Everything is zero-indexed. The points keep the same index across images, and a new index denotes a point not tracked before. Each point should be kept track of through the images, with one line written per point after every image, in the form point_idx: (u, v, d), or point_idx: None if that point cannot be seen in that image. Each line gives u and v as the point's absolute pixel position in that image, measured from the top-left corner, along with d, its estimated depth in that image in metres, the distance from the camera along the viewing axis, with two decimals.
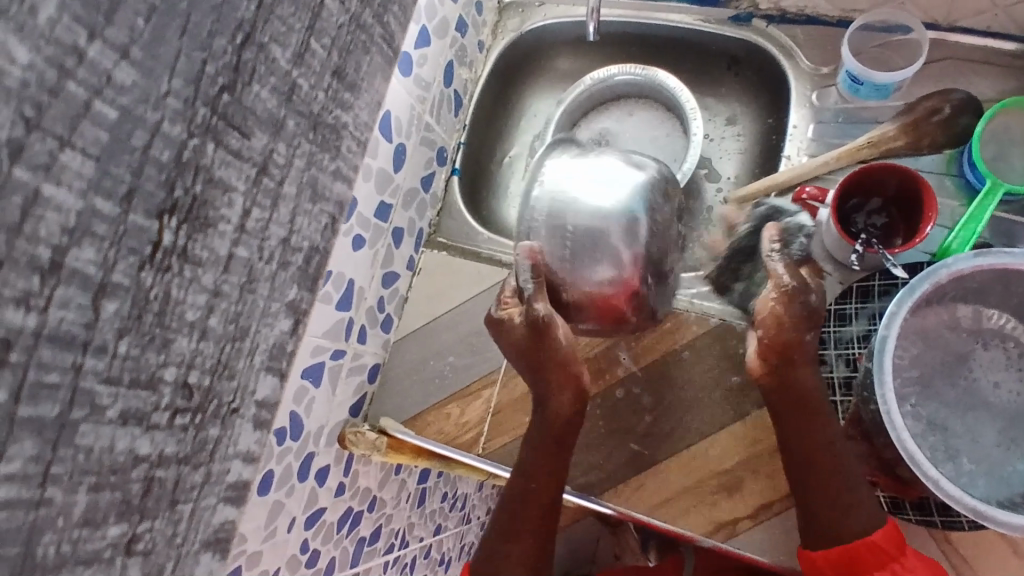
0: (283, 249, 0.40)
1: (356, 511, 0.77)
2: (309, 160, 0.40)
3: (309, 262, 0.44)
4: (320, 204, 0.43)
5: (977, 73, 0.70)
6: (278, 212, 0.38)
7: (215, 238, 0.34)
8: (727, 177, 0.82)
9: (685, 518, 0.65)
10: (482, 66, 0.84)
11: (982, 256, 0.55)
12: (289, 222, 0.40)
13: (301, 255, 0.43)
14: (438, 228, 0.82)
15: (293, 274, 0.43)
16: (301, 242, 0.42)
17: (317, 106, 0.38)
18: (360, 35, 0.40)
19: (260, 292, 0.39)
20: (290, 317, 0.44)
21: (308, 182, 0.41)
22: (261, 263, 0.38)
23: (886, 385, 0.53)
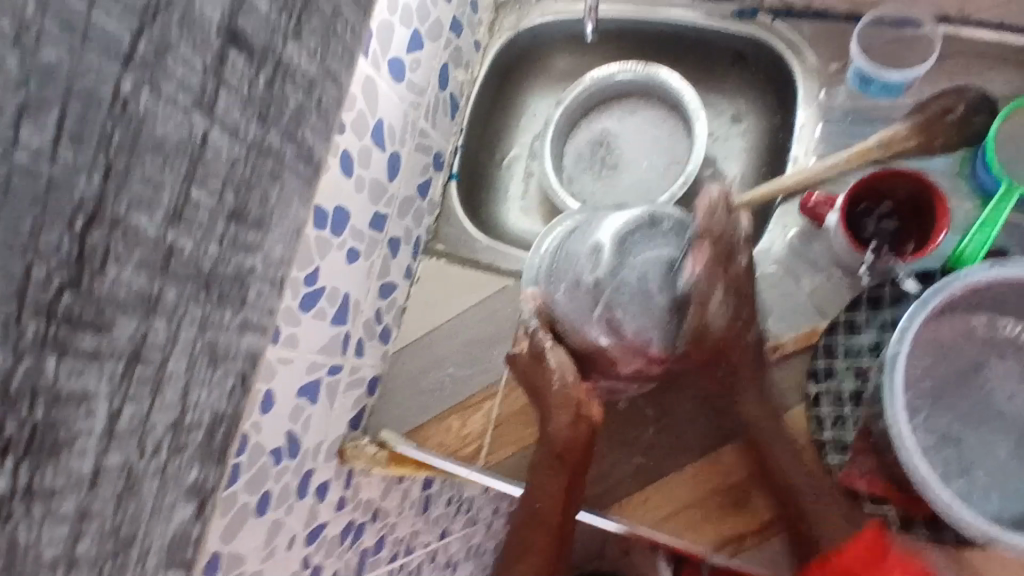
0: (172, 435, 0.33)
1: (359, 522, 0.76)
2: (201, 326, 0.33)
3: (210, 435, 0.37)
4: (224, 368, 0.36)
5: (994, 68, 0.67)
6: (162, 397, 0.32)
7: (87, 386, 0.28)
8: (733, 177, 0.79)
9: (689, 532, 0.63)
10: (478, 67, 0.82)
11: (996, 267, 0.53)
12: (180, 402, 0.33)
13: (200, 430, 0.36)
14: (437, 234, 0.80)
15: (190, 455, 0.35)
16: (199, 417, 0.35)
17: (208, 263, 0.33)
18: (266, 161, 0.35)
19: (144, 492, 0.32)
20: (189, 504, 0.36)
21: (203, 350, 0.34)
22: (142, 463, 0.32)
23: (897, 403, 0.51)
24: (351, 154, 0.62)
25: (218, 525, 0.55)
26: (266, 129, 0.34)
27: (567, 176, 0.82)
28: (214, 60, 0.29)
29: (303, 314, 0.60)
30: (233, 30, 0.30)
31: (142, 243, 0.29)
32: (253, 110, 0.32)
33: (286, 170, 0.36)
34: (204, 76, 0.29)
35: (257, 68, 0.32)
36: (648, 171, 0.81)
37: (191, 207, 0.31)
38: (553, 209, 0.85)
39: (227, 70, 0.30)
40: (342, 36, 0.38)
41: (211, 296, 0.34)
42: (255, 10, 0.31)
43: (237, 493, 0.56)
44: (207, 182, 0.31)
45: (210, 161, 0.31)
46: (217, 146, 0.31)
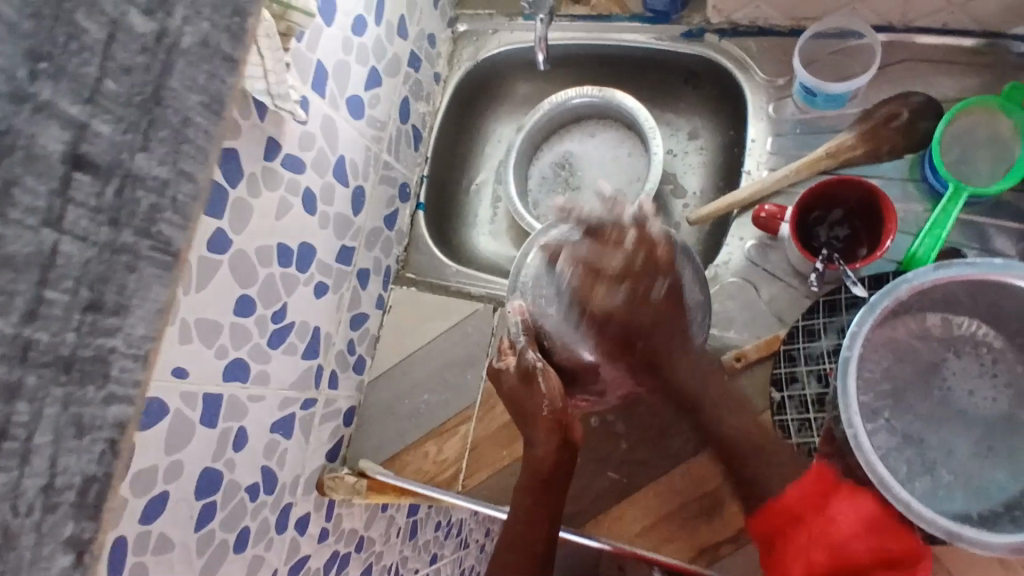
0: (43, 498, 0.31)
1: (343, 553, 0.76)
2: (63, 403, 0.31)
3: (84, 493, 0.32)
4: (92, 436, 0.32)
5: (935, 74, 0.69)
6: (32, 467, 0.30)
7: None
8: (693, 192, 0.81)
9: (666, 546, 0.64)
10: (439, 98, 0.84)
11: (942, 269, 0.55)
12: (49, 469, 0.31)
13: (75, 490, 0.32)
14: (407, 263, 0.82)
15: (65, 514, 0.31)
16: (71, 479, 0.31)
17: (67, 349, 0.31)
18: (121, 258, 0.32)
19: (23, 548, 0.30)
20: (71, 554, 0.32)
21: (70, 422, 0.31)
22: (18, 522, 0.30)
23: (851, 406, 0.52)
24: (312, 192, 0.63)
25: (195, 564, 0.55)
26: (117, 230, 0.32)
27: (532, 199, 0.84)
28: (59, 182, 0.30)
29: (272, 350, 0.61)
30: (77, 154, 0.30)
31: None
32: (103, 216, 0.31)
33: (142, 260, 0.33)
34: (50, 196, 0.30)
35: (106, 181, 0.31)
36: (611, 189, 0.83)
37: (46, 305, 0.30)
38: (521, 231, 0.87)
39: (74, 187, 0.30)
40: (195, 138, 0.34)
41: (72, 376, 0.31)
42: (98, 136, 0.31)
43: (213, 531, 0.57)
44: (60, 282, 0.30)
45: (63, 264, 0.30)
46: (68, 252, 0.30)
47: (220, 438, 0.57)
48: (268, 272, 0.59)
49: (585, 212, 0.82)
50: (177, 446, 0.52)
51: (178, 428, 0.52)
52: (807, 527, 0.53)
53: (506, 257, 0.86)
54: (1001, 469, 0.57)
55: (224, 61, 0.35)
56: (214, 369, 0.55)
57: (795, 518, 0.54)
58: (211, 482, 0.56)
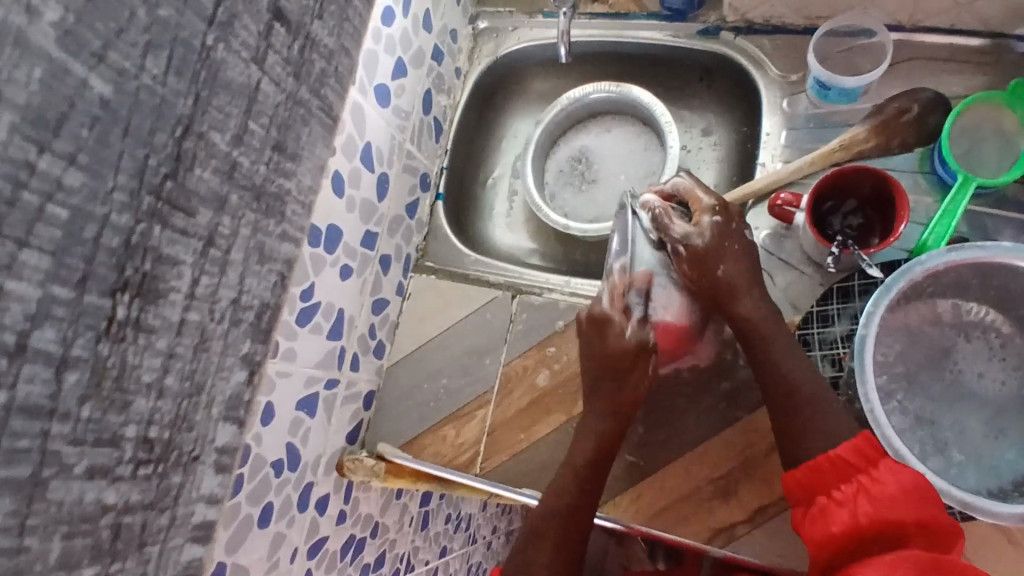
0: (233, 310, 0.42)
1: (359, 537, 0.77)
2: (254, 229, 0.42)
3: (259, 317, 0.46)
4: (269, 265, 0.45)
5: (944, 71, 0.71)
6: (226, 277, 0.40)
7: (179, 253, 0.36)
8: (707, 186, 0.83)
9: (682, 526, 0.65)
10: (459, 92, 0.86)
11: (954, 251, 0.56)
12: (238, 286, 0.42)
13: (252, 311, 0.44)
14: (426, 252, 0.83)
15: (245, 330, 0.44)
16: (252, 300, 0.44)
17: (259, 179, 0.41)
18: (298, 110, 0.42)
19: (213, 352, 0.41)
20: (243, 368, 0.46)
21: (253, 248, 0.42)
22: (214, 324, 0.40)
23: (869, 383, 0.54)
24: (341, 175, 0.65)
25: (222, 535, 0.56)
26: (298, 85, 0.41)
27: (549, 192, 0.86)
28: (264, 27, 0.37)
29: (299, 328, 0.63)
30: (278, 7, 0.37)
31: (215, 153, 0.37)
32: (290, 68, 0.40)
33: (313, 115, 0.44)
34: (258, 40, 0.37)
35: (294, 38, 0.39)
36: (626, 183, 0.85)
37: (246, 134, 0.38)
38: (537, 224, 0.89)
39: (273, 35, 0.38)
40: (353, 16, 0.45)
41: (259, 207, 0.42)
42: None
43: (240, 504, 0.58)
44: (259, 117, 0.39)
45: (262, 100, 0.39)
46: (266, 93, 0.39)
47: (249, 412, 0.58)
48: (298, 250, 0.61)
49: (601, 204, 0.84)
50: None
51: None
52: (858, 483, 0.51)
53: (523, 248, 0.88)
54: (1010, 449, 0.58)
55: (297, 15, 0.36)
56: None
57: (851, 471, 0.52)
58: (240, 454, 0.57)
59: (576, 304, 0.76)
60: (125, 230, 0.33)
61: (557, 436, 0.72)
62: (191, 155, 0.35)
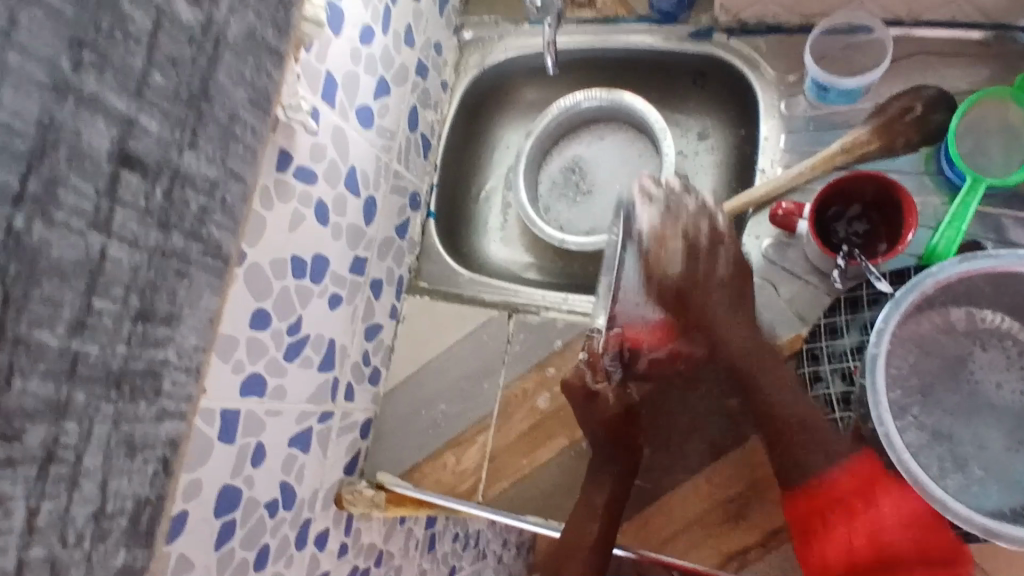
0: (94, 525, 0.35)
1: (363, 568, 0.75)
2: (114, 421, 0.35)
3: (134, 520, 0.38)
4: (143, 458, 0.38)
5: (948, 65, 0.68)
6: (79, 492, 0.34)
7: (5, 488, 0.30)
8: (706, 193, 0.80)
9: (693, 552, 0.63)
10: (447, 106, 0.84)
11: (966, 262, 0.53)
12: (99, 494, 0.35)
13: (121, 517, 0.37)
14: (419, 273, 0.81)
15: (116, 539, 0.37)
16: (121, 504, 0.37)
17: (115, 363, 0.35)
18: (171, 262, 0.37)
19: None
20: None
21: (121, 442, 0.36)
22: (66, 552, 0.34)
23: (882, 405, 0.51)
24: (324, 203, 0.62)
25: None
26: (166, 235, 0.36)
27: (543, 204, 0.84)
28: (106, 183, 0.32)
29: (288, 364, 0.61)
30: (125, 152, 0.33)
31: (43, 355, 0.31)
32: (150, 220, 0.35)
33: (192, 265, 0.38)
34: (98, 200, 0.32)
35: (153, 181, 0.35)
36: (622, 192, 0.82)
37: (93, 315, 0.33)
38: (532, 237, 0.87)
39: (120, 188, 0.33)
40: (242, 139, 0.40)
41: (121, 393, 0.36)
42: (110, 110, 0.32)
43: (233, 551, 0.56)
44: (108, 289, 0.34)
45: (112, 269, 0.33)
46: (115, 257, 0.33)
47: (238, 456, 0.56)
48: (283, 284, 0.59)
49: (596, 215, 0.82)
50: (195, 464, 0.52)
51: (197, 446, 0.52)
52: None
53: (519, 263, 0.86)
54: None
55: (266, 55, 0.40)
56: (229, 384, 0.54)
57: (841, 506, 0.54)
58: (231, 500, 0.55)
59: (575, 323, 0.74)
60: (43, 455, 0.32)
61: (560, 461, 0.70)
62: (14, 365, 0.30)
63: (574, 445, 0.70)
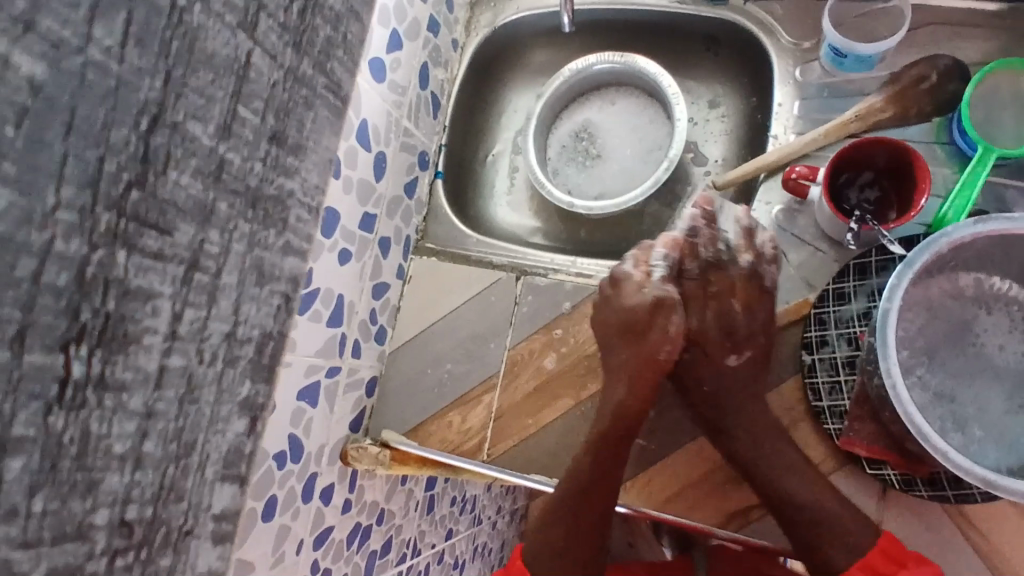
0: (227, 344, 0.36)
1: (365, 525, 0.76)
2: (249, 244, 0.36)
3: (261, 351, 0.39)
4: (270, 287, 0.39)
5: (962, 36, 0.68)
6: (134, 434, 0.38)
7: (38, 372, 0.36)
8: (715, 160, 0.80)
9: (694, 510, 0.64)
10: (457, 65, 0.83)
11: (981, 222, 0.54)
12: None
13: (251, 345, 0.38)
14: (426, 234, 0.81)
15: (244, 368, 0.38)
16: (251, 331, 0.38)
17: (254, 182, 0.35)
18: None
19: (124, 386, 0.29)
20: (245, 417, 0.39)
21: (253, 266, 0.37)
22: (202, 368, 0.35)
23: (891, 358, 0.52)
24: (336, 155, 0.62)
25: (225, 531, 0.55)
26: (257, 14, 0.32)
27: (552, 168, 0.83)
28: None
29: (298, 316, 0.60)
30: None
31: (124, 119, 0.27)
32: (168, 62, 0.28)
33: (318, 96, 0.38)
34: None
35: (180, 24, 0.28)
36: (631, 158, 0.82)
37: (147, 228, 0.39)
38: (540, 201, 0.86)
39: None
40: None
41: (256, 215, 0.36)
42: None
43: (242, 499, 0.56)
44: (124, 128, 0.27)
45: (255, 79, 0.33)
46: (258, 65, 0.33)
47: None
48: None
49: (606, 180, 0.82)
50: None
51: None
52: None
53: (526, 227, 0.86)
54: None
55: None
56: None
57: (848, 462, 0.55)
58: None
59: (582, 286, 0.74)
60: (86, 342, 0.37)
61: (563, 422, 0.70)
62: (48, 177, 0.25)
63: (579, 405, 0.70)
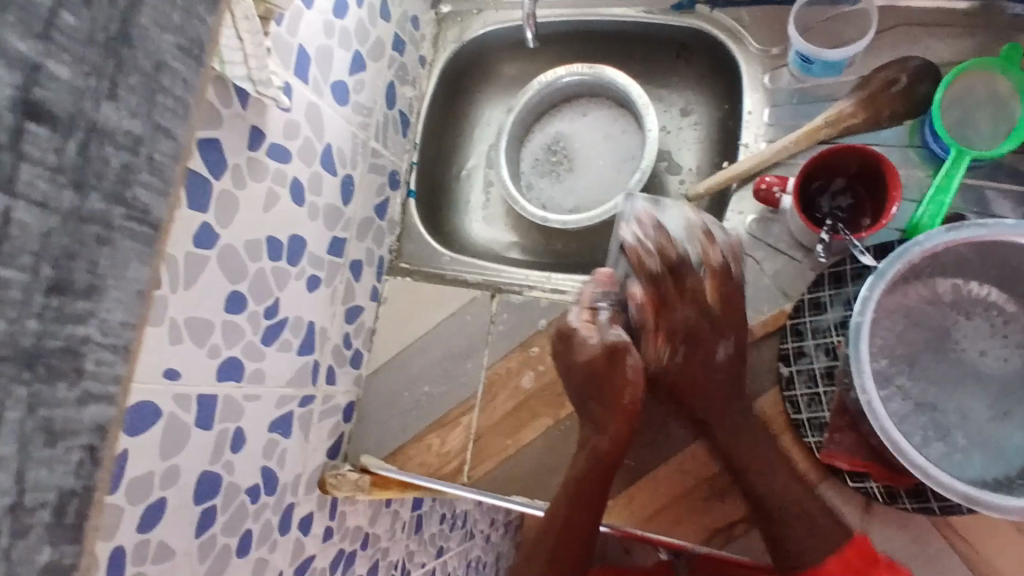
0: None
1: (349, 551, 0.75)
2: (30, 406, 0.32)
3: (59, 514, 0.34)
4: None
5: (930, 37, 0.67)
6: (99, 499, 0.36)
7: None
8: (689, 169, 0.80)
9: (677, 529, 0.64)
10: (425, 82, 0.82)
11: (953, 231, 0.54)
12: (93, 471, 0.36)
13: None
14: (401, 253, 0.80)
15: (38, 536, 0.33)
16: None
17: (29, 340, 0.31)
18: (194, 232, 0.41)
19: None
20: None
21: (38, 429, 0.32)
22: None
23: (865, 372, 0.51)
24: (299, 182, 0.61)
25: (197, 571, 0.54)
26: (82, 197, 0.32)
27: (526, 182, 0.83)
28: (9, 136, 0.28)
29: (266, 347, 0.59)
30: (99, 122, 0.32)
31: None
32: (64, 178, 0.31)
33: (114, 233, 0.34)
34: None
35: (65, 137, 0.31)
36: (605, 169, 0.81)
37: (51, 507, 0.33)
38: (517, 216, 0.85)
39: (26, 141, 0.29)
40: (170, 91, 0.35)
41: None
42: (54, 80, 0.30)
43: (214, 537, 0.55)
44: (13, 258, 0.30)
45: (19, 236, 0.30)
46: (21, 220, 0.30)
47: (217, 441, 0.55)
48: (258, 266, 0.57)
49: (580, 193, 0.81)
50: (172, 451, 0.51)
51: (173, 432, 0.50)
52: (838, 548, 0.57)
53: (502, 242, 0.85)
54: (1014, 431, 0.57)
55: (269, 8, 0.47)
56: (206, 369, 0.53)
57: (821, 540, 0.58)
58: (210, 487, 0.54)
59: (558, 302, 0.73)
60: None
61: (544, 441, 0.70)
62: None
63: (558, 424, 0.70)
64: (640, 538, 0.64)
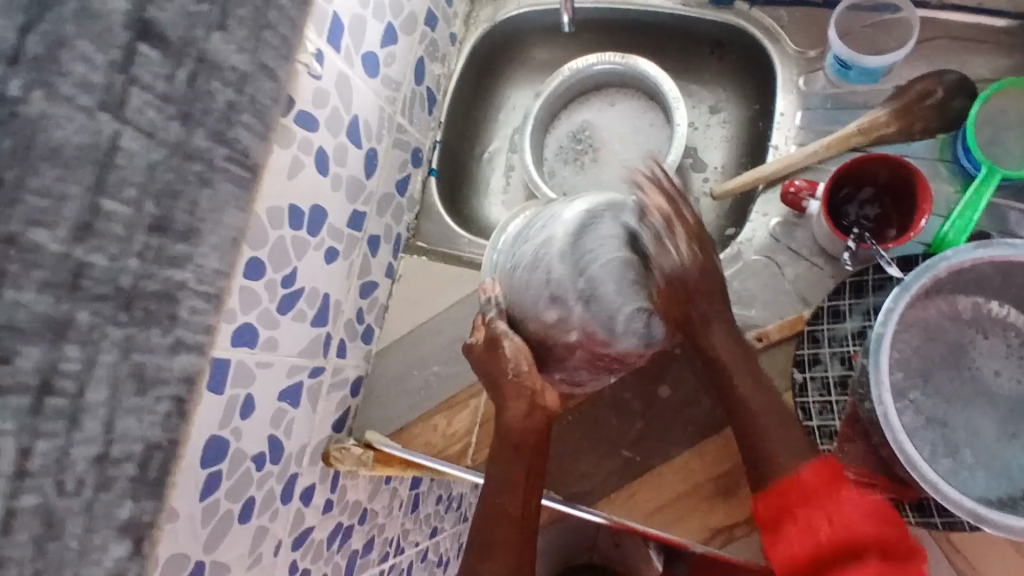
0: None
1: (347, 525, 0.75)
2: (124, 349, 0.34)
3: (144, 467, 0.36)
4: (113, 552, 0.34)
5: (970, 51, 0.66)
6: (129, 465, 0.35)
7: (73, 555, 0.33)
8: (714, 167, 0.79)
9: (679, 526, 0.64)
10: (455, 60, 0.81)
11: (982, 248, 0.53)
12: (106, 433, 0.34)
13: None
14: (418, 232, 0.79)
15: (122, 489, 0.35)
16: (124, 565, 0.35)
17: (127, 280, 0.34)
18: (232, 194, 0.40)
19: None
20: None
21: (130, 374, 0.35)
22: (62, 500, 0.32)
23: (883, 384, 0.51)
24: (325, 152, 0.60)
25: (200, 534, 0.54)
26: (190, 132, 0.36)
27: (548, 169, 0.82)
28: (118, 56, 0.31)
29: (281, 316, 0.59)
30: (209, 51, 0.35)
31: (42, 261, 0.30)
32: (168, 109, 0.34)
33: (215, 173, 0.37)
34: (109, 74, 0.31)
35: (175, 64, 0.34)
36: (629, 162, 0.80)
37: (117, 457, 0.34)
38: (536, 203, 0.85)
39: (136, 60, 0.32)
40: (276, 27, 0.39)
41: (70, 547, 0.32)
42: (167, 3, 0.33)
43: (218, 501, 0.55)
44: (119, 191, 0.32)
45: (126, 164, 0.33)
46: (128, 147, 0.33)
47: (227, 406, 0.55)
48: (279, 234, 0.57)
49: (602, 184, 0.80)
50: None
51: None
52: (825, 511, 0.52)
53: None
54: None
55: None
56: (221, 334, 0.52)
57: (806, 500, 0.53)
58: (217, 451, 0.54)
59: None
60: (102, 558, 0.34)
61: None
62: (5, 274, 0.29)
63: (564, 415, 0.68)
64: (642, 532, 0.64)
